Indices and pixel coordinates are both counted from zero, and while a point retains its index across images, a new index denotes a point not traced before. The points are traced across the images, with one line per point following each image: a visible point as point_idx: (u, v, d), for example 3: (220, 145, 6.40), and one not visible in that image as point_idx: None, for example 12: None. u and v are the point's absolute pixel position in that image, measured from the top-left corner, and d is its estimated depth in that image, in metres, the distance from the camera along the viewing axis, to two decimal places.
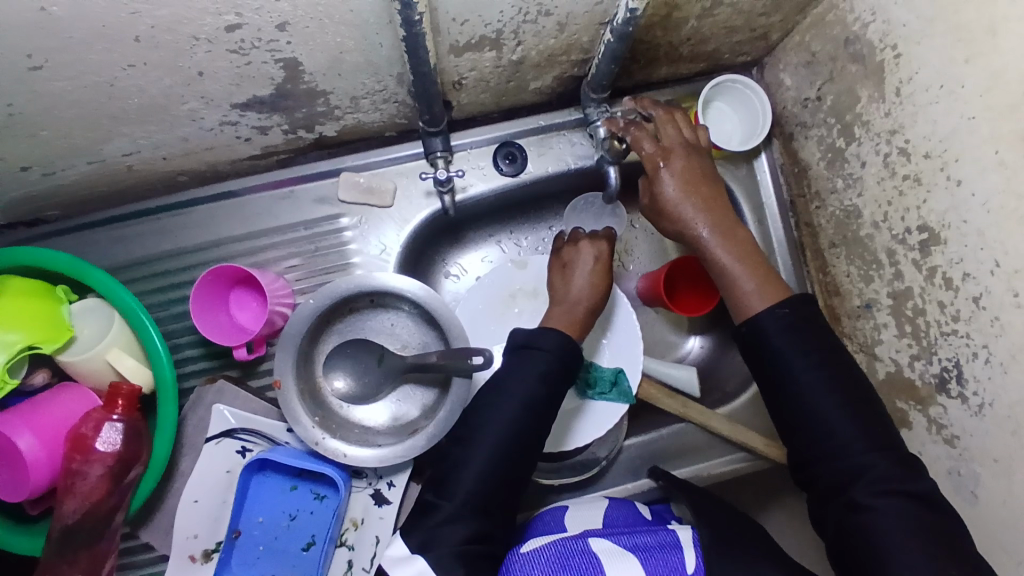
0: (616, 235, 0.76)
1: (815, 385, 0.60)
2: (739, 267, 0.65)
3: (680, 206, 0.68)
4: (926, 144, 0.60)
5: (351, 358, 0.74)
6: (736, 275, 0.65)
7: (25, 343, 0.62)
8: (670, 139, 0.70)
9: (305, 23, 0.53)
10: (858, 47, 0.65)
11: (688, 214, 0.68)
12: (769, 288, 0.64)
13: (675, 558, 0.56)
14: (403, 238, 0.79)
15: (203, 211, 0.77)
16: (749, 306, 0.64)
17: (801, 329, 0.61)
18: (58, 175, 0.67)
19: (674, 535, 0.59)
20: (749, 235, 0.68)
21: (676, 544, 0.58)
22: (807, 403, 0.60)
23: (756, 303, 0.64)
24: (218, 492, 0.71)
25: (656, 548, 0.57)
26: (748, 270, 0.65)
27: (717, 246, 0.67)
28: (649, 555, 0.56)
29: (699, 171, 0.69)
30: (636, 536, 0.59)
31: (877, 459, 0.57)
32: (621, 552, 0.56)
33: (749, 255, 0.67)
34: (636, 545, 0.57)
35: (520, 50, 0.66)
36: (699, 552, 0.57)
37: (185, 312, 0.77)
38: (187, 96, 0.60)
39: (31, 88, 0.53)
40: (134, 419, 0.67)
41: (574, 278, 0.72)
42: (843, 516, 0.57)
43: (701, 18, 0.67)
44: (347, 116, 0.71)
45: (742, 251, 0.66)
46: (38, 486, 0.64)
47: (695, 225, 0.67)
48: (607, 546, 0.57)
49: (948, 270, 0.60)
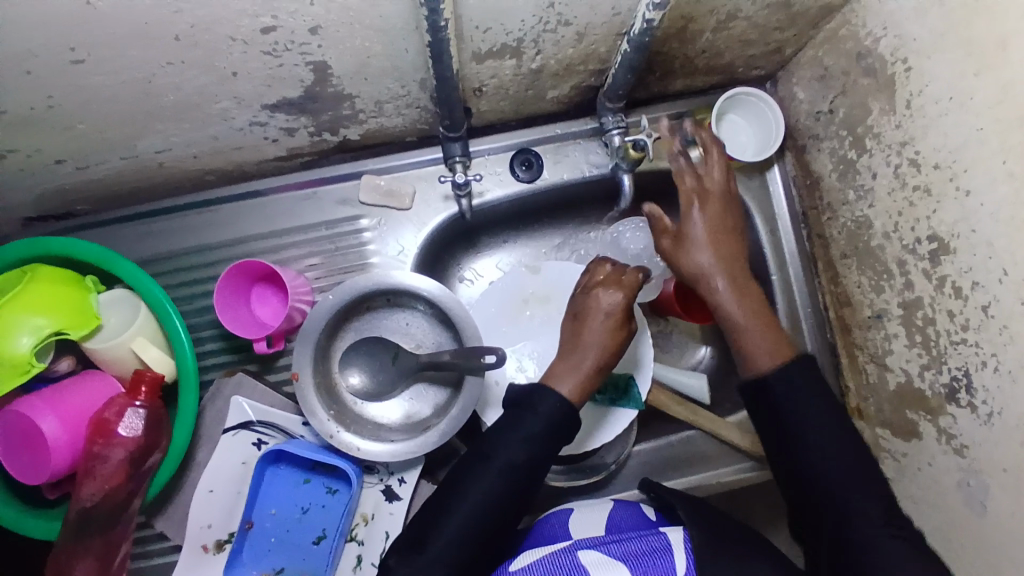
0: (642, 282, 0.69)
1: (822, 437, 0.60)
2: (751, 322, 0.66)
3: (704, 254, 0.68)
4: (936, 155, 0.61)
5: (367, 355, 0.76)
6: (742, 332, 0.66)
7: (53, 329, 0.63)
8: (713, 183, 0.71)
9: (336, 27, 0.56)
10: (870, 61, 0.67)
11: (708, 263, 0.68)
12: (780, 347, 0.65)
13: (666, 563, 0.54)
14: (420, 240, 0.81)
15: (227, 209, 0.80)
16: (755, 359, 0.65)
17: (810, 389, 0.62)
18: (92, 169, 0.70)
19: (664, 538, 0.57)
20: (763, 292, 0.69)
21: (667, 549, 0.55)
22: (812, 452, 0.60)
23: (761, 359, 0.64)
24: (232, 484, 0.72)
25: (644, 555, 0.55)
26: (758, 326, 0.66)
27: (730, 298, 0.67)
28: (638, 562, 0.54)
29: (727, 220, 0.70)
30: (625, 544, 0.56)
31: (863, 486, 0.59)
32: (610, 562, 0.54)
33: (761, 313, 0.67)
34: (626, 554, 0.55)
35: (540, 59, 0.68)
36: (689, 551, 0.56)
37: (207, 306, 0.80)
38: (220, 96, 0.62)
39: (71, 81, 0.55)
40: (156, 407, 0.69)
41: (585, 331, 0.67)
42: (829, 529, 0.59)
43: (717, 31, 0.69)
44: (371, 120, 0.74)
45: (755, 309, 0.67)
46: (57, 469, 0.66)
47: (713, 274, 0.68)
48: (595, 558, 0.55)
49: (958, 280, 0.61)
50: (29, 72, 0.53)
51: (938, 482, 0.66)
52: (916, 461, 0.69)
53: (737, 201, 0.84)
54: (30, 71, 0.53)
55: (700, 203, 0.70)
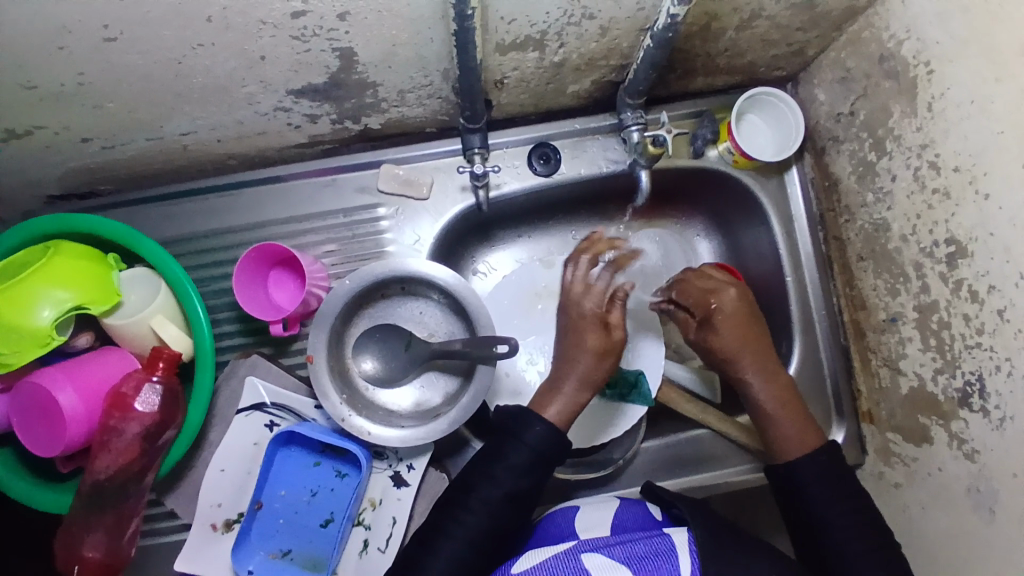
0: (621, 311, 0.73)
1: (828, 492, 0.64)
2: (783, 415, 0.69)
3: (733, 351, 0.72)
4: (956, 158, 0.61)
5: (380, 341, 0.77)
6: (777, 432, 0.69)
7: (75, 303, 0.64)
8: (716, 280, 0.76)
9: (364, 14, 0.57)
10: (893, 64, 0.66)
11: (738, 356, 0.71)
12: (810, 436, 0.68)
13: (671, 564, 0.53)
14: (437, 229, 0.82)
15: (248, 194, 0.81)
16: (786, 450, 0.68)
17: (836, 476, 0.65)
18: (117, 149, 0.71)
19: (669, 540, 0.56)
20: (791, 379, 0.72)
21: (672, 551, 0.54)
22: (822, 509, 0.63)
23: (790, 450, 0.68)
24: (244, 464, 0.74)
25: (648, 557, 0.53)
26: (790, 417, 0.69)
27: (763, 387, 0.70)
28: (642, 565, 0.52)
29: (746, 309, 0.74)
30: (630, 547, 0.55)
31: (844, 510, 0.63)
32: (613, 564, 0.53)
33: (790, 400, 0.70)
34: (630, 556, 0.54)
35: (563, 52, 0.69)
36: (694, 553, 0.54)
37: (225, 288, 0.81)
38: (247, 79, 0.63)
39: (104, 58, 0.56)
40: (172, 383, 0.70)
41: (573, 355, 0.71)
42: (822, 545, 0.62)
43: (740, 30, 0.69)
44: (393, 109, 0.75)
45: (785, 397, 0.70)
46: (72, 441, 0.66)
47: (743, 366, 0.71)
48: (598, 560, 0.54)
49: (974, 283, 0.60)
50: (63, 48, 0.54)
51: (947, 488, 0.66)
52: (926, 466, 0.68)
53: (753, 202, 0.84)
54: (64, 47, 0.54)
55: (719, 300, 0.74)
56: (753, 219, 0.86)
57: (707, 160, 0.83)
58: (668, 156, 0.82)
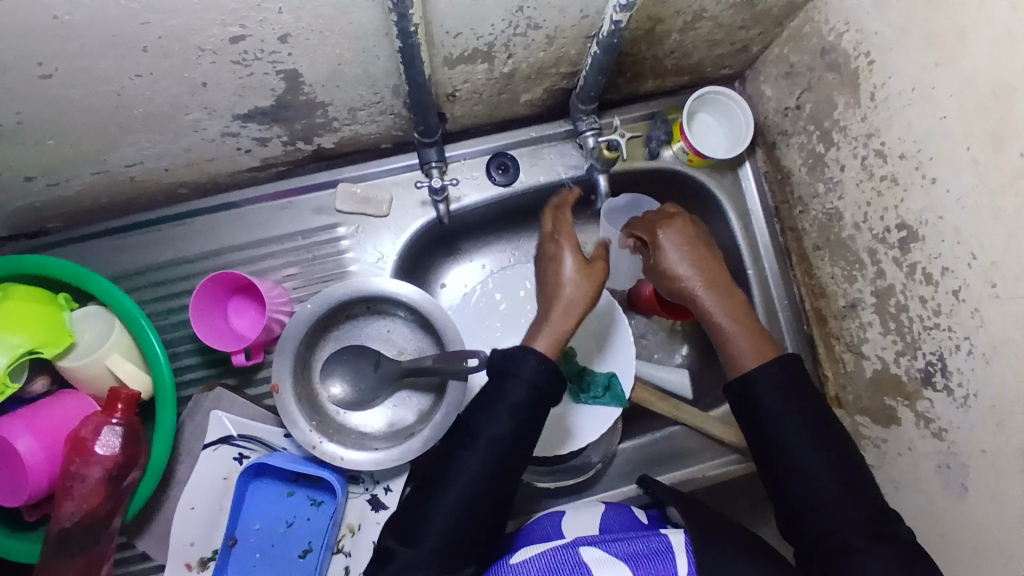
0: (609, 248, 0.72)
1: None
2: (736, 329, 0.69)
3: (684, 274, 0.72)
4: (901, 145, 0.63)
5: (348, 364, 0.76)
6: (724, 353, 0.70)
7: (27, 347, 0.62)
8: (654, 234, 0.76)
9: (306, 35, 0.56)
10: (834, 57, 0.68)
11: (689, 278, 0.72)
12: (764, 347, 0.68)
13: (666, 562, 0.52)
14: (399, 246, 0.81)
15: (202, 222, 0.79)
16: (740, 363, 0.68)
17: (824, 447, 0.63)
18: (62, 185, 0.69)
19: (665, 540, 0.55)
20: (746, 298, 0.72)
21: (668, 548, 0.54)
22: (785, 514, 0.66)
23: (750, 363, 0.67)
24: (215, 499, 0.72)
25: (647, 554, 0.53)
26: (743, 331, 0.69)
27: (715, 306, 0.71)
28: (640, 561, 0.52)
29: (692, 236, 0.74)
30: (626, 543, 0.55)
31: None
32: (610, 560, 0.52)
33: (744, 318, 0.70)
34: (627, 552, 0.53)
35: (512, 62, 0.69)
36: (691, 554, 0.54)
37: (184, 320, 0.79)
38: (192, 106, 0.62)
39: (40, 95, 0.54)
40: (132, 422, 0.68)
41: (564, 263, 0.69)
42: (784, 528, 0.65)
43: (684, 32, 0.70)
44: (345, 128, 0.74)
45: (738, 315, 0.70)
46: (36, 490, 0.64)
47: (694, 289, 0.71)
48: (597, 555, 0.53)
49: (928, 266, 0.62)
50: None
51: (918, 467, 0.67)
52: (896, 446, 0.70)
53: (711, 199, 0.86)
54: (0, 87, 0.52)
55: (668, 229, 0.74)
56: (711, 215, 0.87)
57: (663, 160, 0.84)
58: (624, 159, 0.83)
